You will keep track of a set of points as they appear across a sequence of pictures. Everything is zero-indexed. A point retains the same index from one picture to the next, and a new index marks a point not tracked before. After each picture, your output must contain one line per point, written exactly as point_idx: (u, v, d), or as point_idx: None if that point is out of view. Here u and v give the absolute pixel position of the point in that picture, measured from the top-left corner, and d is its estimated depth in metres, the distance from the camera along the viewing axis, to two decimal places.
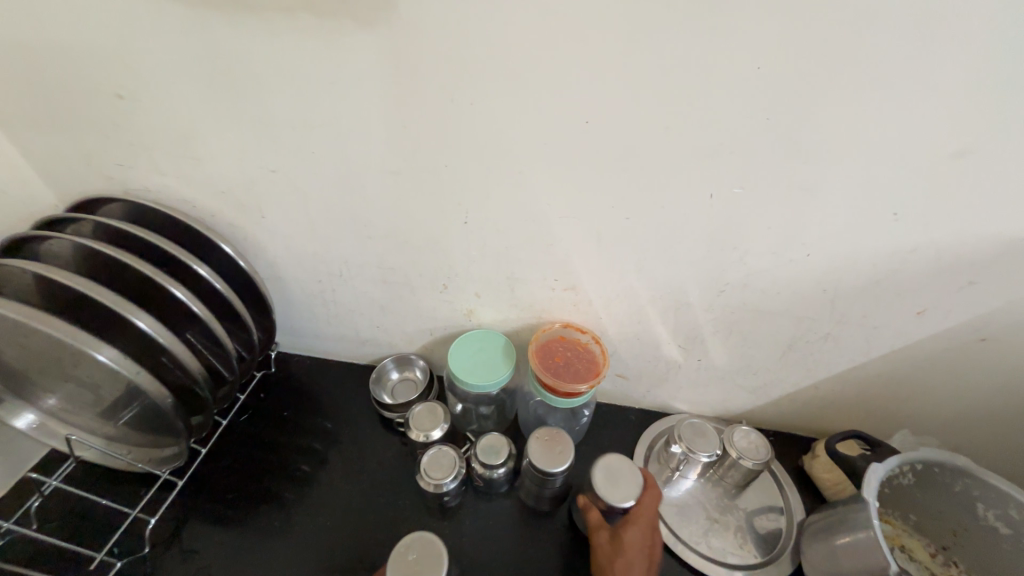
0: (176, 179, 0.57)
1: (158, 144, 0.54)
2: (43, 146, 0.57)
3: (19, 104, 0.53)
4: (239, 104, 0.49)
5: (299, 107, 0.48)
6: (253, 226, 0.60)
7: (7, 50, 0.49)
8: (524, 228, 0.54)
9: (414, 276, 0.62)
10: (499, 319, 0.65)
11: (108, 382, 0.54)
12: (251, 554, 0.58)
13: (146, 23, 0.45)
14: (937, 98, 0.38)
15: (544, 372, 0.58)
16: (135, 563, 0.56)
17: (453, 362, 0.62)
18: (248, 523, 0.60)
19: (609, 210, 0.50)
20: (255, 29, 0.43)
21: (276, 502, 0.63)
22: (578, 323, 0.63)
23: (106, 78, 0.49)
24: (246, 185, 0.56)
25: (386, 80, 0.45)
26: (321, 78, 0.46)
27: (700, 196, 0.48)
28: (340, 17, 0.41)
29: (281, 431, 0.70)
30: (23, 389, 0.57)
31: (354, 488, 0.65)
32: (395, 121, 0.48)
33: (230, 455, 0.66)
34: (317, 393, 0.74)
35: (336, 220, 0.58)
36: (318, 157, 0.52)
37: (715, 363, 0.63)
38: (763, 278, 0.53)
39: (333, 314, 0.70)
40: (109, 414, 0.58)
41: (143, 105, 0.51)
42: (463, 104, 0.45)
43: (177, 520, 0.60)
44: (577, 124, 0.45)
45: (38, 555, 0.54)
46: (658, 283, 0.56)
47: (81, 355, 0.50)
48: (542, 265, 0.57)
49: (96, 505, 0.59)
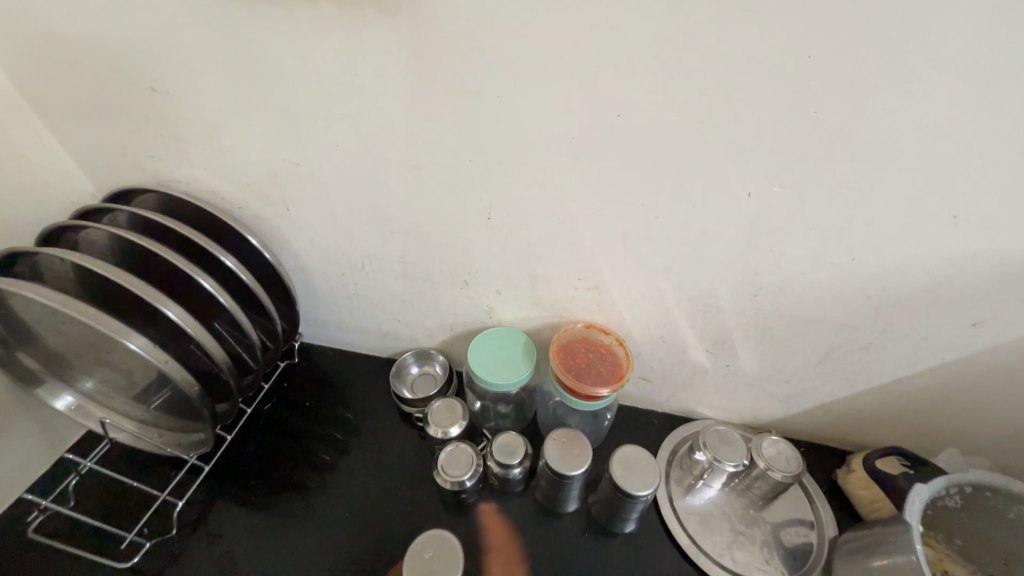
0: (206, 171, 0.58)
1: (188, 137, 0.55)
2: (82, 138, 0.59)
3: (59, 96, 0.55)
4: (265, 97, 0.49)
5: (323, 100, 0.48)
6: (278, 219, 0.61)
7: (48, 44, 0.50)
8: (548, 225, 0.52)
9: (436, 272, 0.62)
10: (520, 317, 0.64)
11: (140, 368, 0.56)
12: (271, 541, 0.59)
13: (177, 16, 0.45)
14: (1012, 90, 0.35)
15: (565, 373, 0.57)
16: (163, 543, 0.58)
17: (473, 359, 0.62)
18: (269, 510, 0.62)
19: (638, 208, 0.48)
20: (280, 20, 0.43)
21: (296, 491, 0.64)
22: (602, 323, 0.61)
23: (140, 71, 0.50)
24: (272, 177, 0.56)
25: (410, 71, 0.44)
26: (345, 71, 0.45)
27: (737, 195, 0.45)
28: (365, 8, 0.40)
29: (303, 421, 0.71)
30: (62, 372, 0.59)
31: (372, 480, 0.65)
32: (418, 114, 0.47)
33: (254, 442, 0.68)
34: (338, 385, 0.75)
35: (359, 213, 0.58)
36: (342, 150, 0.52)
37: (745, 369, 0.61)
38: (801, 282, 0.50)
39: (355, 307, 0.70)
40: (141, 399, 0.60)
41: (174, 98, 0.52)
42: (489, 97, 0.44)
43: (203, 504, 0.61)
44: (606, 117, 0.43)
45: (75, 531, 0.57)
46: (686, 285, 0.54)
47: (116, 341, 0.52)
48: (565, 263, 0.56)
49: (128, 485, 0.61)
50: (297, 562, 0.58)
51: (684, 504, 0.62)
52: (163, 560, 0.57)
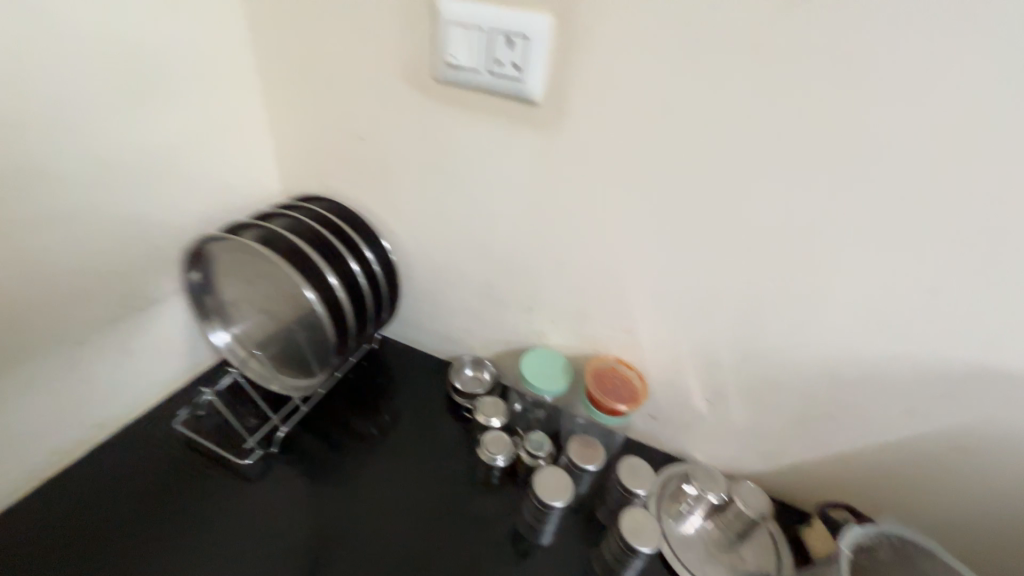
0: (366, 193, 0.81)
1: (365, 169, 0.79)
2: (287, 156, 0.83)
3: (287, 128, 0.80)
4: (431, 157, 0.73)
5: (470, 165, 0.71)
6: (404, 235, 0.83)
7: (299, 97, 0.76)
8: (603, 277, 0.73)
9: (509, 296, 0.82)
10: (564, 344, 0.82)
11: (294, 315, 0.77)
12: (342, 476, 0.76)
13: (393, 101, 0.70)
14: (921, 246, 0.55)
15: (595, 389, 0.74)
16: (265, 456, 0.76)
17: (525, 367, 0.80)
18: (343, 454, 0.79)
19: (670, 278, 0.68)
20: (462, 116, 0.67)
21: (364, 443, 0.81)
22: (628, 360, 0.78)
23: (351, 124, 0.75)
24: (413, 206, 0.79)
25: (536, 161, 0.67)
26: (493, 151, 0.68)
27: (740, 282, 0.65)
28: (519, 121, 0.64)
29: (375, 394, 0.89)
30: (228, 311, 0.80)
31: (422, 450, 0.81)
32: (532, 187, 0.69)
33: (338, 400, 0.86)
34: (405, 373, 0.94)
35: (467, 243, 0.79)
36: (471, 198, 0.74)
37: (733, 420, 0.77)
38: (781, 354, 0.68)
39: (436, 312, 0.90)
40: (280, 341, 0.80)
41: (367, 145, 0.76)
42: (584, 186, 0.66)
43: (295, 435, 0.79)
44: (658, 214, 0.64)
45: (211, 431, 0.78)
46: (697, 341, 0.72)
47: (292, 292, 0.74)
48: (609, 308, 0.75)
49: (249, 408, 0.82)
50: (359, 497, 0.73)
51: (670, 526, 0.75)
52: (261, 468, 0.75)
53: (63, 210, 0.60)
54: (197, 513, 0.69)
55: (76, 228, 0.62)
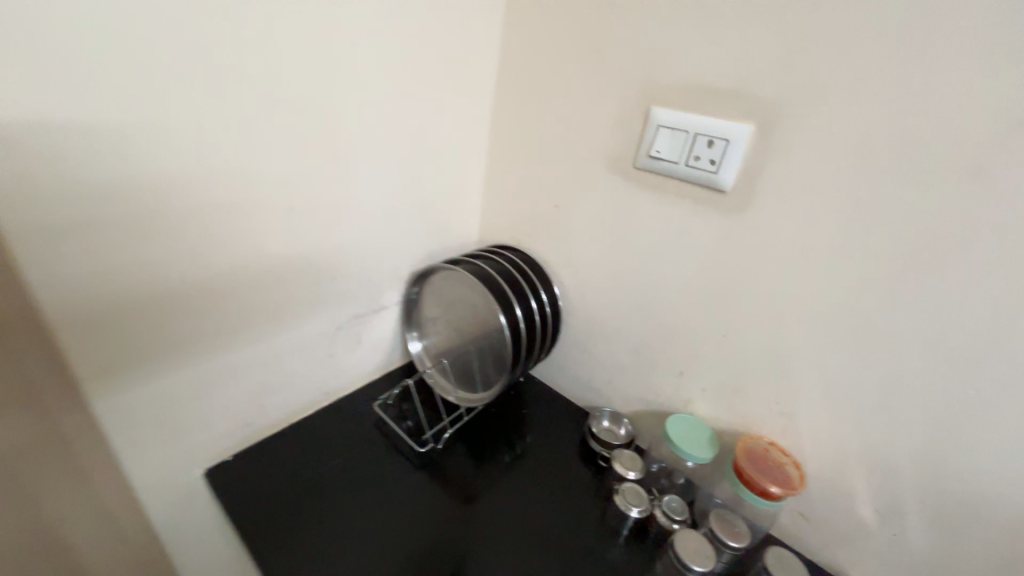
0: (549, 250, 0.98)
1: (554, 230, 0.96)
2: (492, 214, 1.06)
3: (498, 193, 1.03)
4: (614, 227, 0.86)
5: (648, 237, 0.83)
6: (573, 288, 0.97)
7: (513, 171, 0.98)
8: (764, 355, 0.75)
9: (661, 357, 0.88)
10: (711, 415, 0.84)
11: (480, 337, 0.94)
12: (485, 487, 0.85)
13: (591, 180, 0.86)
14: None
15: (747, 464, 0.73)
16: (432, 450, 0.90)
17: (670, 428, 0.82)
18: (488, 467, 0.89)
19: (843, 368, 0.68)
20: (650, 197, 0.80)
21: (507, 464, 0.91)
22: (783, 446, 0.77)
23: (551, 195, 0.94)
24: (588, 265, 0.93)
25: (712, 240, 0.75)
26: (672, 227, 0.79)
27: (931, 386, 0.61)
28: (703, 205, 0.74)
29: (519, 423, 1.00)
30: (428, 325, 1.01)
31: (556, 484, 0.87)
32: (703, 262, 0.77)
33: (490, 421, 0.99)
34: (546, 411, 1.03)
35: (629, 303, 0.89)
36: (643, 265, 0.85)
37: (912, 545, 0.68)
38: (984, 479, 0.60)
39: (586, 361, 1.00)
40: (462, 357, 0.98)
41: (560, 211, 0.94)
42: (756, 267, 0.72)
43: (455, 440, 0.93)
44: (835, 303, 0.66)
45: (396, 418, 0.96)
46: (870, 441, 0.68)
47: (484, 317, 0.92)
48: (767, 387, 0.76)
49: (425, 407, 0.99)
50: (498, 508, 0.82)
51: None
52: (427, 459, 0.89)
53: (365, 233, 0.86)
54: (380, 483, 0.84)
55: (369, 245, 0.88)
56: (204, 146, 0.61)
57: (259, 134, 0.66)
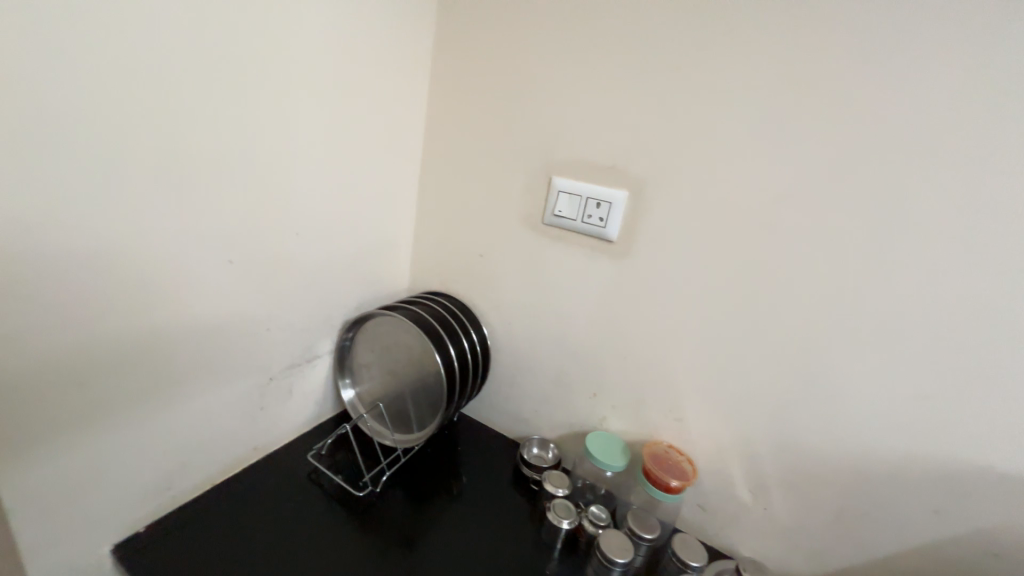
0: (476, 294, 1.10)
1: (479, 277, 1.08)
2: (422, 264, 1.16)
3: (427, 245, 1.14)
4: (531, 271, 1.01)
5: (558, 279, 0.98)
6: (499, 327, 1.09)
7: (441, 226, 1.10)
8: (656, 370, 0.92)
9: (577, 383, 1.01)
10: (622, 428, 0.98)
11: (415, 377, 1.00)
12: (426, 524, 0.88)
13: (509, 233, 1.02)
14: (908, 360, 0.70)
15: (652, 465, 0.87)
16: (369, 495, 0.92)
17: (590, 443, 0.94)
18: (428, 505, 0.93)
19: (712, 374, 0.87)
20: (557, 246, 0.97)
21: (446, 499, 0.95)
22: (679, 447, 0.92)
23: (475, 246, 1.07)
24: (511, 306, 1.06)
25: (607, 279, 0.93)
26: (577, 270, 0.96)
27: (768, 380, 0.82)
28: (598, 251, 0.92)
29: (456, 460, 1.05)
30: (363, 370, 1.05)
31: (494, 512, 0.93)
32: (602, 297, 0.94)
33: (427, 460, 1.03)
34: (480, 446, 1.10)
35: (547, 336, 1.03)
36: (556, 303, 1.00)
37: (778, 514, 0.85)
38: (812, 449, 0.80)
39: (514, 393, 1.10)
40: (397, 399, 1.03)
41: (483, 260, 1.07)
42: (641, 298, 0.90)
43: (393, 483, 0.95)
44: (699, 322, 0.86)
45: (331, 468, 0.96)
46: (738, 432, 0.86)
47: (418, 358, 0.99)
48: (660, 398, 0.93)
49: (361, 454, 1.00)
50: (440, 543, 0.85)
51: None
52: (364, 505, 0.90)
53: (301, 285, 0.90)
54: (316, 533, 0.83)
55: (304, 297, 0.91)
56: (149, 209, 0.64)
57: (206, 197, 0.70)
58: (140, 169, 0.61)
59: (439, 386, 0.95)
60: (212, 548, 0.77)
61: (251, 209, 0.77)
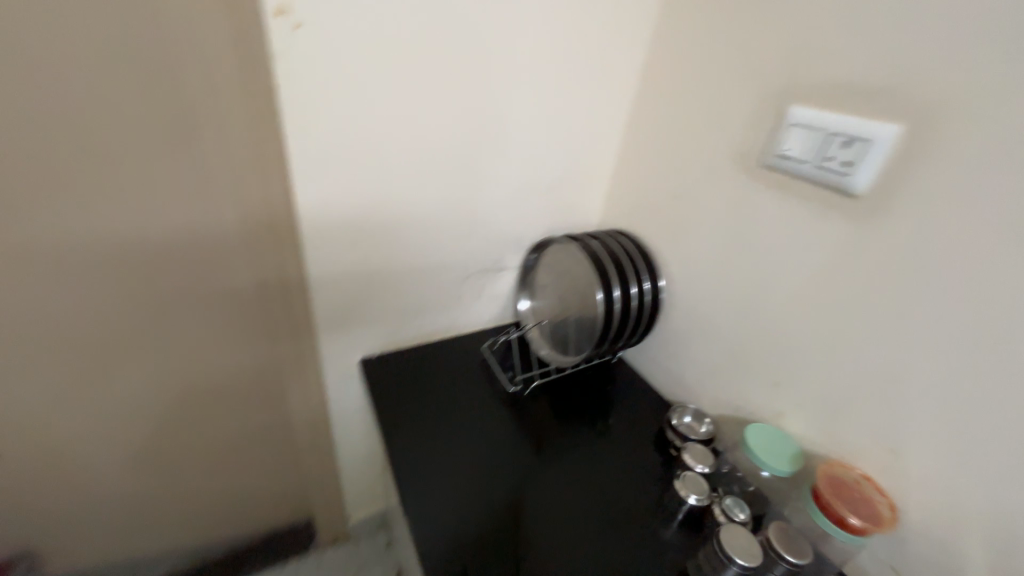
0: (663, 240, 1.02)
1: (671, 222, 0.99)
2: (616, 200, 1.13)
3: (625, 180, 1.09)
4: (733, 224, 0.86)
5: (765, 238, 0.81)
6: (681, 281, 0.99)
7: (643, 161, 1.03)
8: (875, 381, 0.68)
9: (757, 364, 0.85)
10: (802, 434, 0.79)
11: (578, 308, 1.03)
12: (556, 438, 0.95)
13: (717, 175, 0.88)
14: None
15: (825, 487, 0.69)
16: (516, 395, 1.04)
17: (749, 434, 0.80)
18: (562, 423, 0.99)
19: (976, 414, 0.59)
20: (774, 196, 0.78)
21: (581, 426, 0.99)
22: (881, 484, 0.70)
23: (673, 186, 0.97)
24: (699, 259, 0.94)
25: (835, 247, 0.71)
26: (792, 231, 0.76)
27: None
28: (831, 210, 0.71)
29: (602, 397, 1.07)
30: (537, 289, 1.14)
31: (622, 457, 0.93)
32: (820, 270, 0.73)
33: (575, 387, 1.08)
34: (630, 394, 1.08)
35: (734, 303, 0.88)
36: (754, 266, 0.83)
37: None
38: None
39: (680, 355, 1.02)
40: (559, 323, 1.09)
41: (680, 204, 0.96)
42: (882, 282, 0.66)
43: (538, 393, 1.05)
44: (979, 335, 0.57)
45: (494, 361, 1.12)
46: (996, 507, 0.58)
47: (585, 291, 1.01)
48: (871, 417, 0.69)
49: (520, 360, 1.14)
50: (564, 460, 0.91)
51: None
52: (511, 400, 1.03)
53: (502, 204, 1.01)
54: (470, 405, 1.00)
55: (503, 215, 1.03)
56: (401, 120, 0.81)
57: (440, 113, 0.83)
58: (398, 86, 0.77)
59: (596, 322, 0.96)
60: (407, 391, 1.01)
61: (471, 128, 0.88)
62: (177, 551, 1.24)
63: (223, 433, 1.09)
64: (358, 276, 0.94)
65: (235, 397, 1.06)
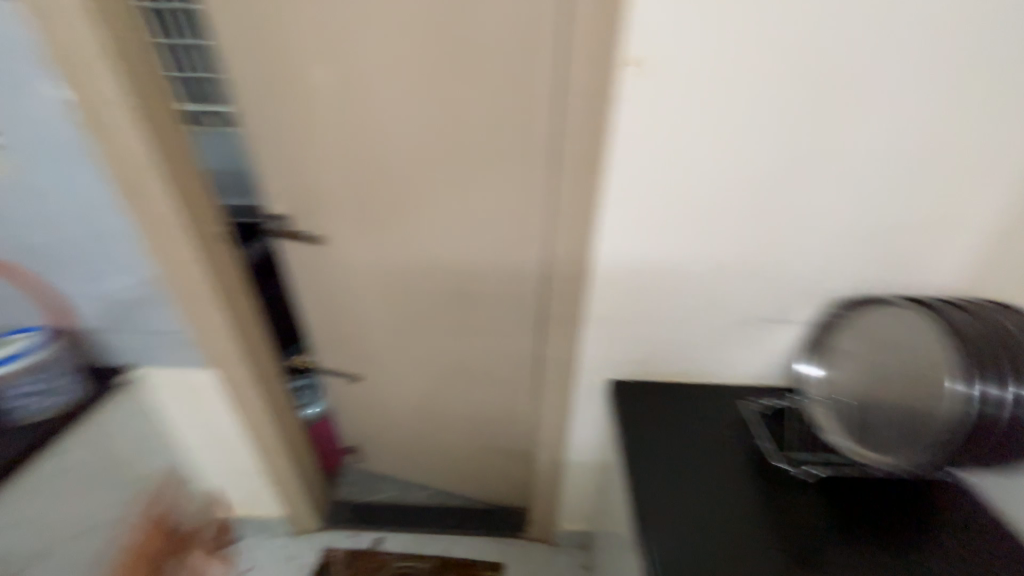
0: None
1: None
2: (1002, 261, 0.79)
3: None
4: None
5: None
6: None
7: None
8: None
9: None
10: None
11: (911, 395, 0.76)
12: (848, 556, 0.72)
13: None
14: None
15: None
16: (789, 477, 0.83)
17: None
18: (858, 539, 0.74)
19: None
20: None
21: (888, 554, 0.72)
22: None
23: None
24: None
25: None
26: None
27: None
28: None
29: (924, 526, 0.76)
30: (836, 354, 0.88)
31: None
32: None
33: (876, 496, 0.80)
34: (975, 539, 0.75)
35: None
36: None
37: None
38: None
39: None
40: (869, 407, 0.82)
41: None
42: None
43: (819, 486, 0.81)
44: None
45: (755, 426, 0.92)
46: None
47: (931, 375, 0.74)
48: None
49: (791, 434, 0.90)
50: None
51: None
52: (781, 482, 0.83)
53: (816, 247, 0.83)
54: (723, 469, 0.85)
55: (812, 258, 0.84)
56: (724, 147, 0.74)
57: (769, 138, 0.73)
58: (730, 111, 0.71)
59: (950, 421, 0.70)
60: (651, 429, 0.92)
61: (802, 157, 0.74)
62: (437, 478, 1.57)
63: (491, 404, 1.33)
64: (636, 300, 0.91)
65: (503, 375, 1.26)
